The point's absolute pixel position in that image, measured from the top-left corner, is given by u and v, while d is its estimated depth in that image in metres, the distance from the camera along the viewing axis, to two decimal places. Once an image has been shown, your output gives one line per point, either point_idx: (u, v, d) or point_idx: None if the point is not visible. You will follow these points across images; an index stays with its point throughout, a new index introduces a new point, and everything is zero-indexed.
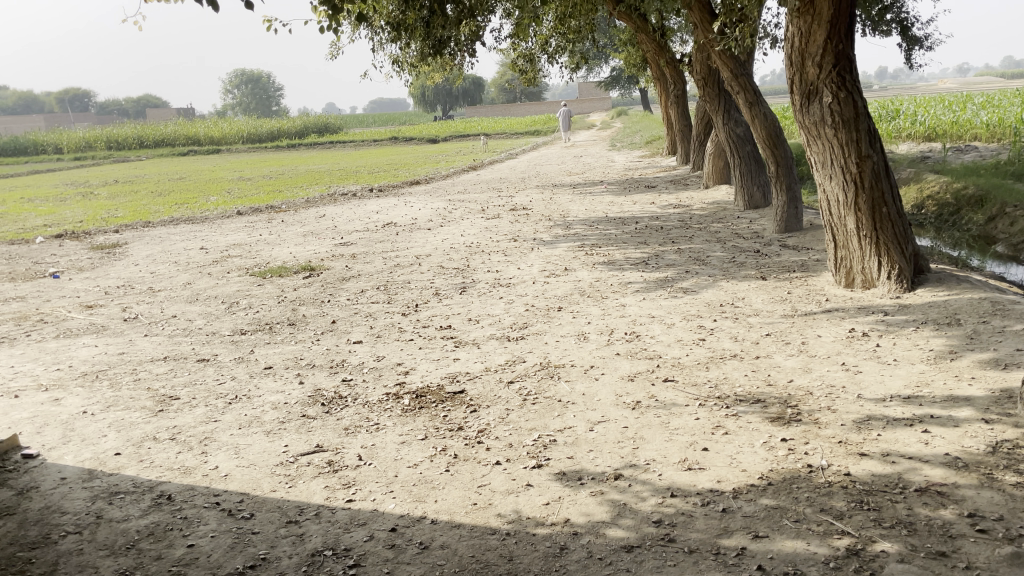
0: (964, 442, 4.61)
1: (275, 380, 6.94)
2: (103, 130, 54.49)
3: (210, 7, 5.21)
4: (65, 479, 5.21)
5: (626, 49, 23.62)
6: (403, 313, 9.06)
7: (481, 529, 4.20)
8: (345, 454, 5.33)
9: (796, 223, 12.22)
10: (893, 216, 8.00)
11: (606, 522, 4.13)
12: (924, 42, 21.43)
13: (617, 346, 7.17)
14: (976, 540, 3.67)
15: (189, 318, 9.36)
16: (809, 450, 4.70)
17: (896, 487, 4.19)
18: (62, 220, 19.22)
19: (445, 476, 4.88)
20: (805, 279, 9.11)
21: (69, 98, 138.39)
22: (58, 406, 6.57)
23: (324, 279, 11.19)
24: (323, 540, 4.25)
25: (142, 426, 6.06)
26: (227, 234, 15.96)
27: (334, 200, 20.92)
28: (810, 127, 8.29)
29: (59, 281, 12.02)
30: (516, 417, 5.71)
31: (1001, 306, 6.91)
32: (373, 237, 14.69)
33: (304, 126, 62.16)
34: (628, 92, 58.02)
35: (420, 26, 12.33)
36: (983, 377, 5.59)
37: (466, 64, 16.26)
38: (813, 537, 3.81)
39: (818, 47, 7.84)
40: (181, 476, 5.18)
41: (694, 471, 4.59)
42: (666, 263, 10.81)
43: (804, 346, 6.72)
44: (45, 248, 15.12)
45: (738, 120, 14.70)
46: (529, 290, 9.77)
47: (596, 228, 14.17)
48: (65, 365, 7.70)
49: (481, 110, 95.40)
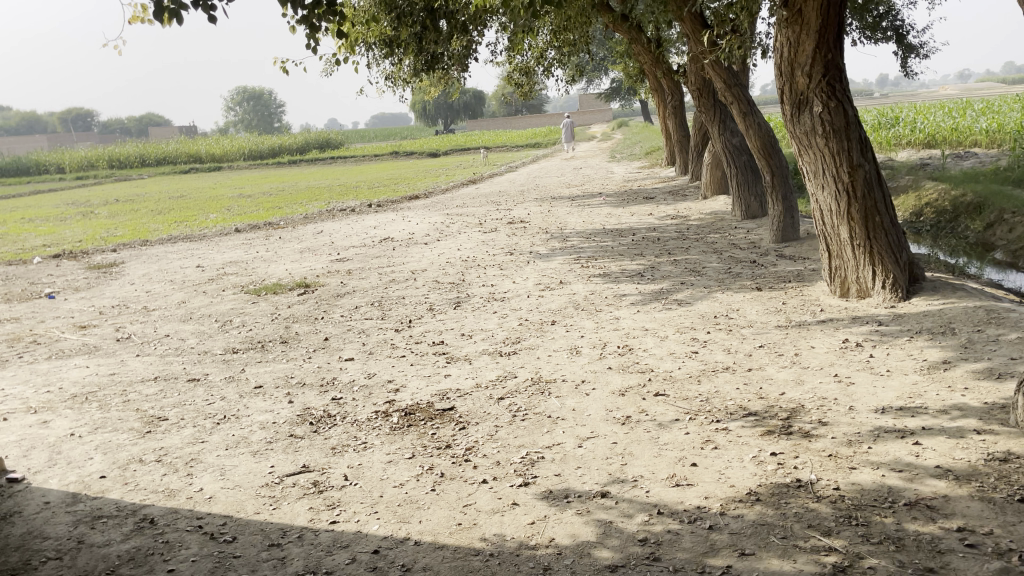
0: (956, 454, 4.53)
1: (265, 400, 6.89)
2: (105, 151, 55.00)
3: (174, 21, 5.10)
4: (48, 503, 5.14)
5: (622, 62, 23.74)
6: (396, 330, 9.00)
7: (464, 551, 4.13)
8: (331, 474, 5.27)
9: (793, 232, 12.17)
10: (886, 225, 7.95)
11: (592, 542, 4.06)
12: (920, 50, 21.49)
13: (609, 360, 7.11)
14: (966, 556, 3.59)
15: (182, 337, 9.32)
16: (799, 464, 4.63)
17: (886, 501, 4.11)
18: (62, 240, 19.27)
19: (431, 495, 4.82)
20: (801, 289, 9.03)
21: (72, 118, 138.91)
22: (46, 429, 6.52)
23: (319, 296, 11.17)
24: (305, 563, 4.18)
25: (129, 448, 6.01)
26: (224, 251, 15.95)
27: (333, 216, 20.91)
28: (801, 137, 8.24)
29: (54, 302, 12.01)
30: (505, 434, 5.64)
31: (996, 315, 6.84)
32: (369, 253, 14.68)
33: (304, 143, 62.40)
34: (629, 104, 58.21)
35: (412, 42, 12.38)
36: (976, 388, 5.52)
37: (461, 79, 16.31)
38: (799, 554, 3.73)
39: (807, 57, 7.81)
40: (164, 499, 5.11)
41: (682, 487, 4.52)
42: (662, 275, 10.76)
43: (797, 357, 6.65)
44: (43, 269, 15.10)
45: (733, 130, 14.69)
46: (523, 304, 9.71)
47: (592, 240, 14.14)
48: (55, 387, 7.65)
49: (482, 123, 95.78)
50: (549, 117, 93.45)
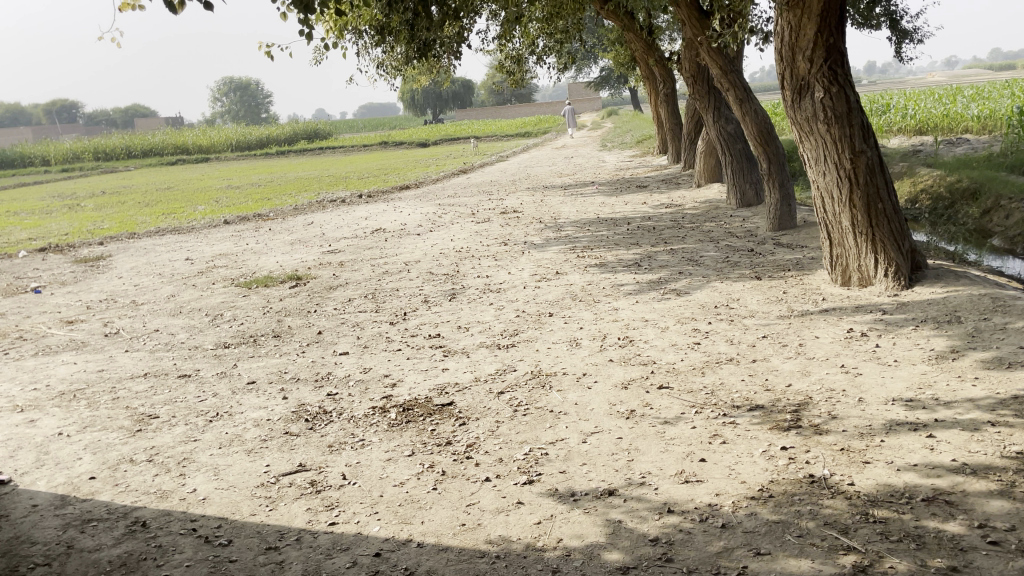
0: (971, 448, 4.43)
1: (259, 397, 6.71)
2: (91, 142, 54.45)
3: (172, 10, 4.88)
4: (36, 507, 4.96)
5: (614, 48, 23.49)
6: (392, 322, 8.85)
7: (469, 552, 4.00)
8: (329, 473, 5.11)
9: (789, 220, 11.97)
10: (888, 212, 7.82)
11: (603, 544, 3.92)
12: (914, 35, 21.39)
13: (610, 352, 6.97)
14: (989, 553, 3.49)
15: (172, 332, 9.14)
16: (811, 459, 4.51)
17: (902, 497, 4.00)
18: (48, 233, 18.93)
19: (433, 495, 4.68)
20: (801, 278, 8.92)
21: (56, 111, 137.26)
22: (34, 429, 6.33)
23: (312, 288, 10.97)
24: (304, 567, 4.03)
25: (119, 447, 5.84)
26: (214, 243, 15.71)
27: (323, 207, 20.67)
28: (802, 123, 8.12)
29: (40, 297, 11.76)
30: (506, 430, 5.51)
31: (1003, 303, 6.74)
32: (362, 244, 14.50)
33: (293, 133, 61.91)
34: (619, 93, 57.92)
35: (403, 28, 12.16)
36: (986, 377, 5.42)
37: (452, 66, 16.07)
38: (817, 554, 3.62)
39: (808, 42, 7.68)
40: (157, 500, 4.95)
41: (692, 484, 4.40)
42: (658, 264, 10.61)
43: (802, 348, 6.54)
44: (29, 263, 14.82)
45: (728, 118, 14.55)
46: (520, 296, 9.56)
47: (587, 229, 14.00)
48: (42, 385, 7.46)
49: (472, 112, 94.53)
50: (538, 106, 92.82)
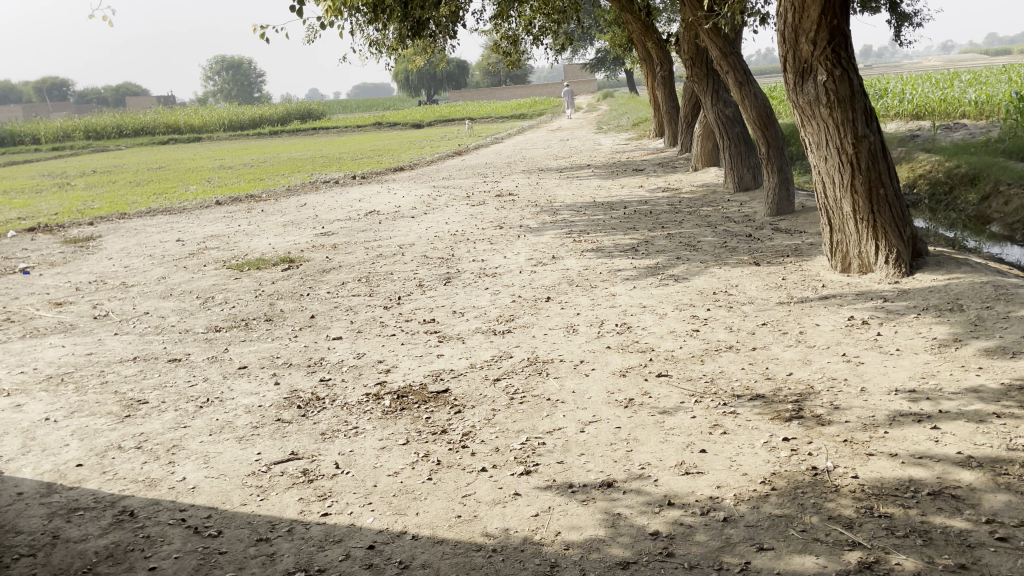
0: (977, 440, 4.35)
1: (250, 382, 6.60)
2: (81, 120, 53.77)
3: None
4: (21, 495, 4.85)
5: (611, 29, 23.25)
6: (386, 306, 8.72)
7: (465, 546, 3.90)
8: (321, 462, 5.01)
9: (788, 205, 11.85)
10: (890, 198, 7.71)
11: (604, 538, 3.83)
12: (914, 18, 21.18)
13: (607, 339, 6.86)
14: (997, 550, 3.41)
15: (163, 314, 9.00)
16: (814, 451, 4.43)
17: (908, 491, 3.93)
18: (37, 212, 18.65)
19: (427, 485, 4.58)
20: (800, 264, 8.81)
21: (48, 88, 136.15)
22: (19, 414, 6.20)
23: (304, 271, 10.82)
24: (296, 560, 3.93)
25: (107, 434, 5.71)
26: (205, 224, 15.51)
27: (316, 188, 20.44)
28: (804, 106, 7.99)
29: (29, 277, 11.57)
30: (503, 418, 5.41)
31: (1005, 291, 6.65)
32: (355, 226, 14.33)
33: (286, 113, 61.31)
34: (615, 74, 57.43)
35: (398, 6, 11.92)
36: (990, 367, 5.34)
37: (447, 46, 15.83)
38: (822, 550, 3.54)
39: (812, 23, 7.54)
40: (145, 489, 4.84)
41: (692, 475, 4.32)
42: (656, 249, 10.50)
43: (802, 335, 6.46)
44: (17, 243, 14.61)
45: (727, 100, 14.37)
46: (515, 280, 9.45)
47: (583, 213, 13.86)
48: (30, 367, 7.33)
49: (464, 93, 93.80)
50: (532, 88, 92.16)
